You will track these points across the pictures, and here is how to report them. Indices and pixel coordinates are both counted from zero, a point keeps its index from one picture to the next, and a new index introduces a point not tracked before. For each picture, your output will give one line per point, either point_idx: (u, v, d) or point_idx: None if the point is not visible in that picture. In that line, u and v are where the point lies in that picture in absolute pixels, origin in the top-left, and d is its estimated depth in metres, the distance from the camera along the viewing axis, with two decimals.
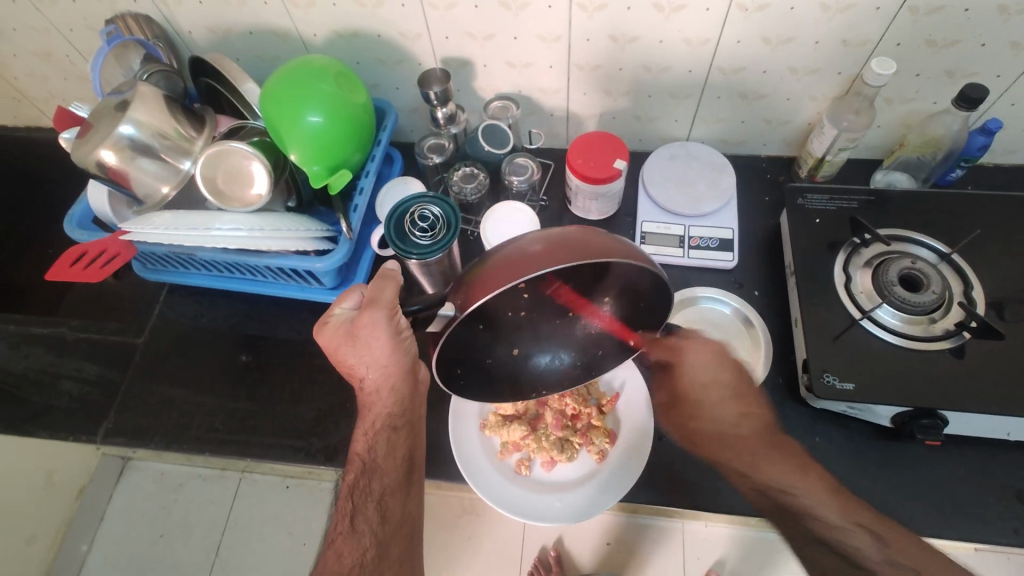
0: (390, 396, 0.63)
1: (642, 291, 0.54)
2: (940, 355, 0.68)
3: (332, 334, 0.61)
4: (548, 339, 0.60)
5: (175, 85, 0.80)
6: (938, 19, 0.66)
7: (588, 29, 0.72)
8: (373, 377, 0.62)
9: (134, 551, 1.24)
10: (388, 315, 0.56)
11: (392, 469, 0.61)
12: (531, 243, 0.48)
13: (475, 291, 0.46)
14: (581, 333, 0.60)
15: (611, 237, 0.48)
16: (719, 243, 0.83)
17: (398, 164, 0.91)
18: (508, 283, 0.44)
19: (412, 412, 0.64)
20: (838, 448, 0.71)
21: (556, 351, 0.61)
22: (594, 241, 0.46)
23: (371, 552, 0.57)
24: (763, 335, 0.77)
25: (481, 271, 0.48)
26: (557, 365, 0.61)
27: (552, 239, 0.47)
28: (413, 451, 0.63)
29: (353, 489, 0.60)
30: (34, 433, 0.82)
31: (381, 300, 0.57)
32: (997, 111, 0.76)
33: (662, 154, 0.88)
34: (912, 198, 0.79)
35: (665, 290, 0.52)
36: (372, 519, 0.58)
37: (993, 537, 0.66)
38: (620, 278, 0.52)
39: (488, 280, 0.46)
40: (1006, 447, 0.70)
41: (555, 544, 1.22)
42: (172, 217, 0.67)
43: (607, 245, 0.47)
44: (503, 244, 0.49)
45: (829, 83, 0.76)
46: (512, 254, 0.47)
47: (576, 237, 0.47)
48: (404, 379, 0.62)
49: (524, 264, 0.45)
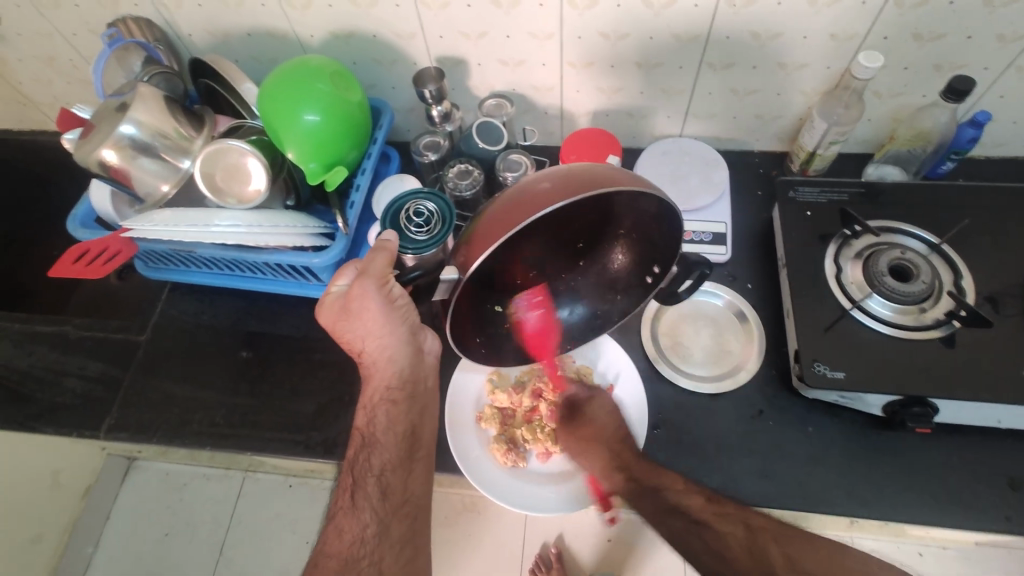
0: (391, 367, 0.64)
1: (651, 226, 0.56)
2: (930, 344, 0.69)
3: (329, 312, 0.63)
4: (561, 291, 0.62)
5: (175, 86, 0.82)
6: (923, 13, 0.67)
7: (580, 27, 0.74)
8: (373, 350, 0.63)
9: (140, 550, 1.25)
10: (379, 285, 0.59)
11: (392, 444, 0.62)
12: (537, 183, 0.49)
13: (480, 241, 0.48)
14: (597, 280, 0.62)
15: (617, 171, 0.49)
16: (713, 237, 0.84)
17: (394, 163, 0.93)
18: (519, 222, 0.46)
19: (413, 384, 0.65)
20: (831, 438, 0.72)
21: (572, 304, 0.63)
22: (598, 175, 0.48)
23: (371, 529, 0.59)
24: (757, 328, 0.79)
25: (489, 215, 0.49)
26: (573, 317, 0.63)
27: (557, 176, 0.48)
28: (414, 426, 0.64)
29: (354, 463, 0.62)
30: (40, 429, 0.83)
31: (372, 271, 0.59)
32: (985, 103, 0.77)
33: (654, 150, 0.89)
34: (902, 189, 0.80)
35: (670, 224, 0.54)
36: (372, 494, 0.60)
37: (986, 525, 0.66)
38: (629, 210, 0.55)
39: (493, 223, 0.48)
40: (998, 436, 0.70)
41: (556, 541, 1.21)
42: (172, 215, 0.69)
43: (613, 175, 0.48)
44: (506, 189, 0.51)
45: (819, 77, 0.77)
46: (518, 195, 0.48)
47: (582, 169, 0.49)
48: (403, 348, 0.63)
49: (532, 203, 0.47)
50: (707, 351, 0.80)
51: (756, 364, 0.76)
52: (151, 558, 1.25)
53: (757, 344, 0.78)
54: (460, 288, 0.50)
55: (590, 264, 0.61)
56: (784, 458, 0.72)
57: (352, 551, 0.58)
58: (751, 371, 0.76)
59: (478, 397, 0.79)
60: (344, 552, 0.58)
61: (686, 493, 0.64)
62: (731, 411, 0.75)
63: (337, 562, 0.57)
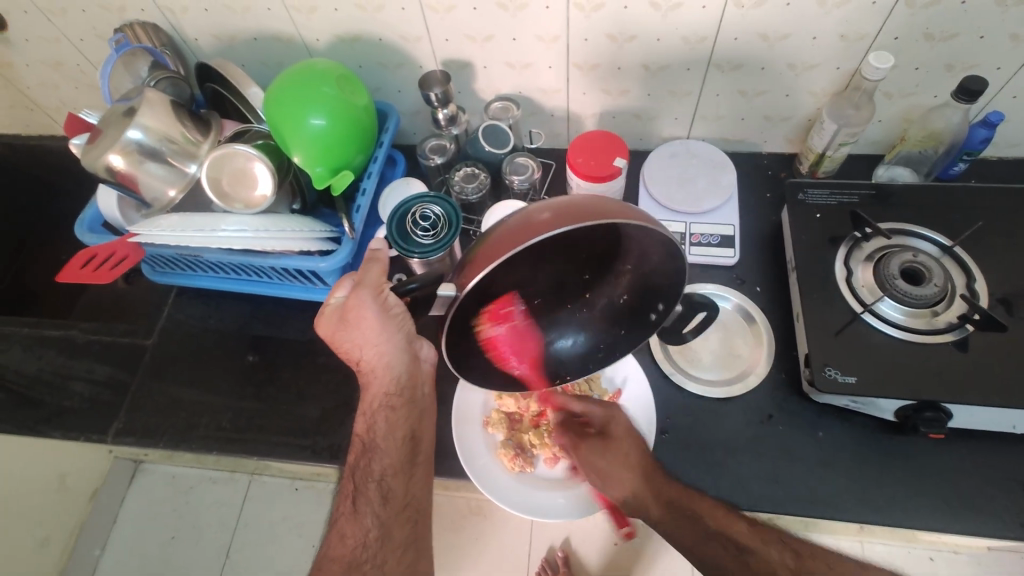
0: (389, 373, 0.63)
1: (656, 262, 0.55)
2: (943, 348, 0.68)
3: (327, 322, 0.63)
4: (563, 321, 0.61)
5: (183, 91, 0.83)
6: (934, 13, 0.66)
7: (587, 29, 0.73)
8: (370, 358, 0.62)
9: (146, 552, 1.24)
10: (374, 294, 0.59)
11: (393, 449, 0.62)
12: (539, 212, 0.48)
13: (478, 265, 0.48)
14: (602, 312, 0.60)
15: (622, 204, 0.49)
16: (721, 240, 0.84)
17: (400, 166, 0.92)
18: (519, 247, 0.46)
19: (412, 388, 0.64)
20: (842, 443, 0.71)
21: (574, 335, 0.61)
22: (601, 206, 0.47)
23: (373, 534, 0.59)
24: (766, 331, 0.78)
25: (491, 240, 0.49)
26: (574, 348, 0.61)
27: (560, 207, 0.48)
28: (414, 430, 0.63)
29: (355, 469, 0.62)
30: (48, 434, 0.83)
31: (367, 282, 0.60)
32: (998, 104, 0.76)
33: (662, 152, 0.88)
34: (914, 191, 0.79)
35: (677, 262, 0.53)
36: (374, 500, 0.60)
37: (1001, 531, 0.65)
38: (636, 244, 0.54)
39: (491, 249, 0.48)
40: (1013, 440, 0.69)
41: (563, 544, 1.21)
42: (179, 219, 0.69)
43: (617, 208, 0.47)
44: (511, 215, 0.50)
45: (828, 78, 0.76)
46: (519, 222, 0.48)
47: (590, 203, 0.48)
48: (401, 354, 0.62)
49: (530, 231, 0.46)
50: (715, 355, 0.79)
51: (766, 367, 0.76)
52: (157, 561, 1.24)
53: (766, 348, 0.77)
54: (458, 304, 0.50)
55: (595, 297, 0.60)
56: (794, 462, 0.71)
57: (355, 556, 0.58)
58: (761, 374, 0.76)
59: (485, 401, 0.79)
60: (347, 557, 0.58)
61: (710, 506, 0.63)
62: (739, 415, 0.74)
63: (340, 567, 0.57)
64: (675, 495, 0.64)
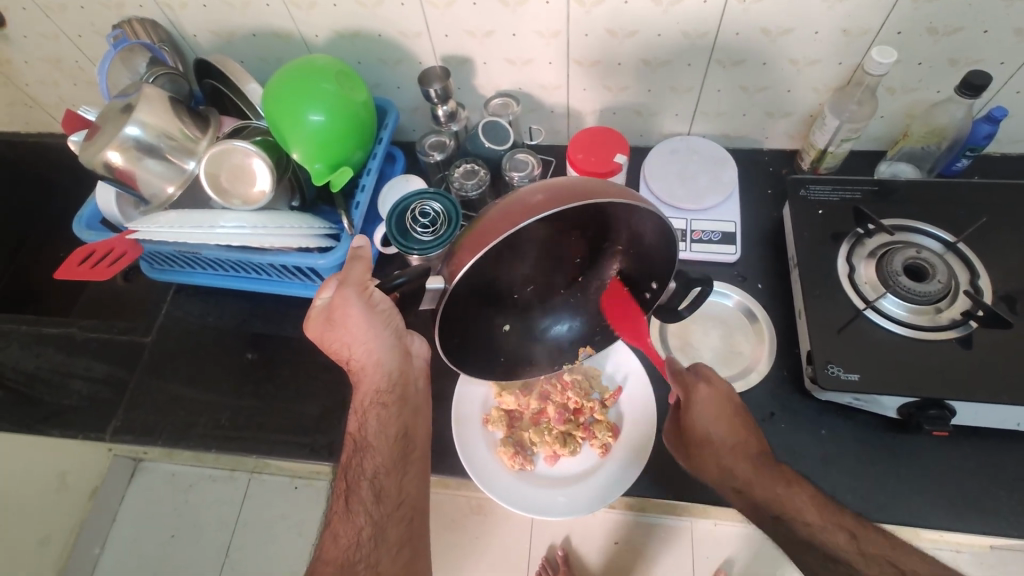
0: (379, 371, 0.62)
1: (646, 242, 0.56)
2: (946, 345, 0.67)
3: (315, 325, 0.63)
4: (559, 306, 0.62)
5: (181, 88, 0.82)
6: (937, 7, 0.65)
7: (587, 24, 0.73)
8: (360, 356, 0.62)
9: (146, 552, 1.24)
10: (358, 292, 0.58)
11: (385, 447, 0.62)
12: (533, 195, 0.49)
13: (472, 248, 0.49)
14: (596, 294, 0.62)
15: (616, 188, 0.50)
16: (722, 237, 0.83)
17: (400, 164, 0.92)
18: (509, 229, 0.47)
19: (402, 386, 0.64)
20: (844, 441, 0.71)
21: (568, 319, 0.63)
22: (592, 187, 0.49)
23: (367, 532, 0.58)
24: (768, 329, 0.77)
25: (482, 221, 0.50)
26: (569, 331, 0.63)
27: (552, 189, 0.49)
28: (407, 428, 0.64)
29: (347, 469, 0.62)
30: (46, 432, 0.83)
31: (350, 280, 0.59)
32: (1002, 99, 0.76)
33: (663, 149, 0.88)
34: (917, 188, 0.78)
35: (670, 242, 0.55)
36: (367, 498, 0.60)
37: (1005, 530, 0.64)
38: (630, 226, 0.55)
39: (485, 232, 0.49)
40: (1017, 439, 0.69)
41: (563, 543, 1.20)
42: (177, 216, 0.68)
43: (607, 189, 0.49)
44: (503, 198, 0.51)
45: (830, 74, 0.76)
46: (514, 203, 0.49)
47: (579, 185, 0.49)
48: (391, 352, 0.62)
49: (524, 210, 0.48)
50: (716, 354, 0.78)
51: (768, 364, 0.75)
52: (156, 561, 1.23)
53: (767, 345, 0.76)
54: (448, 296, 0.52)
55: (588, 280, 0.61)
56: (797, 462, 0.70)
57: (348, 555, 0.57)
58: (763, 372, 0.75)
59: (485, 399, 0.78)
60: (340, 558, 0.57)
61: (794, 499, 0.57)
62: None
63: (333, 568, 0.57)
64: (747, 471, 0.60)
